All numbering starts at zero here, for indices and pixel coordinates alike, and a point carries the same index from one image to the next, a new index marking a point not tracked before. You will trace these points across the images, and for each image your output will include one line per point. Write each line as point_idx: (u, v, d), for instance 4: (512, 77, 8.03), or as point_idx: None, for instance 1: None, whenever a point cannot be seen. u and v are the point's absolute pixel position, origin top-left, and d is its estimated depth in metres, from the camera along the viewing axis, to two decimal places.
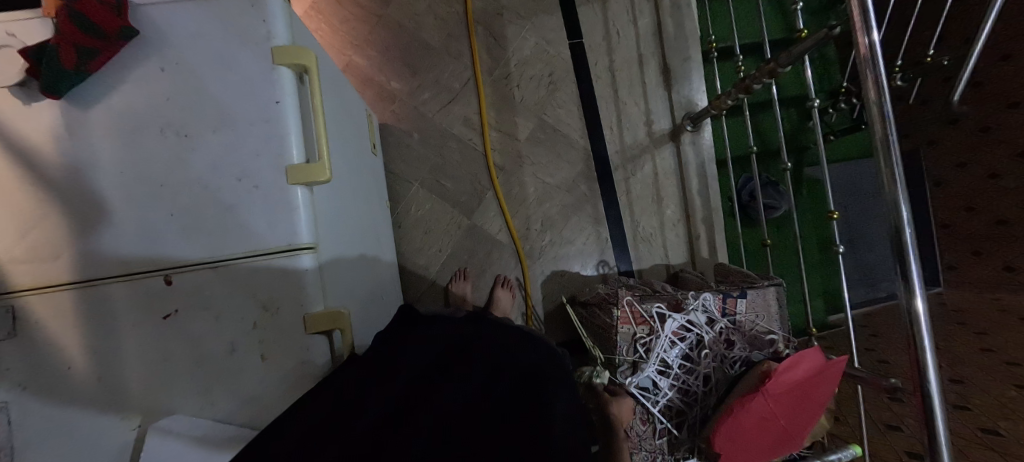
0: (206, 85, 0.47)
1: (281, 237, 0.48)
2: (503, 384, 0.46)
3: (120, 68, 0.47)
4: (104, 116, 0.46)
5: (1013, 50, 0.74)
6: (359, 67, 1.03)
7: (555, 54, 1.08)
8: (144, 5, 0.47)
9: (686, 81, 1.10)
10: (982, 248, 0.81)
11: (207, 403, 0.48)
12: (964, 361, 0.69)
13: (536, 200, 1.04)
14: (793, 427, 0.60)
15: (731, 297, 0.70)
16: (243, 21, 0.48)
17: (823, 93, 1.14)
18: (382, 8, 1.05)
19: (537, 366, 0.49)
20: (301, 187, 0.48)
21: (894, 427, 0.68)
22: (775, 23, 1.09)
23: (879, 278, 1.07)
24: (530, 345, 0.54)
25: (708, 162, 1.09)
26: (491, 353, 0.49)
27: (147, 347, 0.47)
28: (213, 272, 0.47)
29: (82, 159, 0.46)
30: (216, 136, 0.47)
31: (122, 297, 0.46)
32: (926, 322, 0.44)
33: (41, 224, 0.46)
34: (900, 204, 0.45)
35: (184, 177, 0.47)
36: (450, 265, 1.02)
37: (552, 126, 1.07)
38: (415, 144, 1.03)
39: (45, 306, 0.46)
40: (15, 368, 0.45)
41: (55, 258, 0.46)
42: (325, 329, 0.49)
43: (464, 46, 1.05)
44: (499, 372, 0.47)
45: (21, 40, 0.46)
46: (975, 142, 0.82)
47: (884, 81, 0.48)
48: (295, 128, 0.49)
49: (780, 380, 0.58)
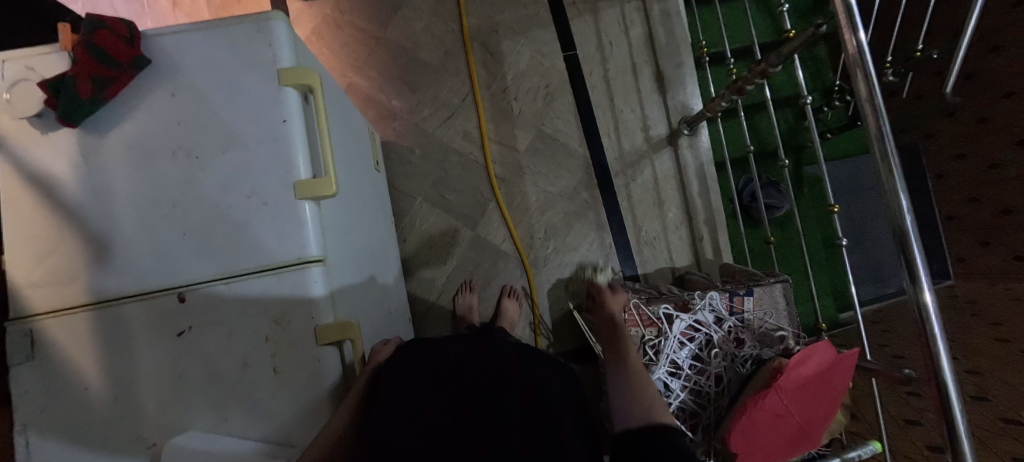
0: (216, 108, 0.49)
1: (291, 251, 0.49)
2: (516, 415, 0.43)
3: (133, 95, 0.49)
4: (118, 142, 0.48)
5: (1001, 41, 0.75)
6: (360, 88, 1.06)
7: (549, 66, 1.10)
8: (158, 35, 0.49)
9: (681, 86, 1.12)
10: (990, 238, 0.80)
11: (220, 419, 0.48)
12: (981, 352, 0.68)
13: (538, 209, 1.05)
14: (811, 425, 0.59)
15: (737, 296, 0.71)
16: (250, 47, 0.50)
17: (817, 92, 1.16)
18: (381, 30, 1.08)
19: (555, 384, 0.48)
20: (308, 202, 0.50)
21: (913, 422, 0.67)
22: (764, 26, 1.12)
23: (888, 273, 1.06)
24: (548, 361, 0.53)
25: (707, 164, 1.10)
26: (507, 372, 0.46)
27: (161, 364, 0.47)
28: (227, 289, 0.48)
29: (97, 184, 0.47)
30: (225, 156, 0.49)
31: (136, 315, 0.47)
32: (936, 313, 0.43)
33: (59, 248, 0.47)
34: (899, 194, 0.45)
35: (195, 196, 0.48)
36: (456, 277, 1.02)
37: (550, 135, 1.08)
38: (417, 160, 1.05)
39: (60, 328, 0.47)
40: (32, 391, 0.46)
41: (72, 281, 0.47)
42: (336, 340, 0.49)
43: (461, 62, 1.08)
44: (509, 397, 0.44)
45: (40, 73, 0.48)
46: (972, 133, 0.82)
47: (873, 77, 0.49)
48: (301, 145, 0.50)
49: (791, 376, 0.58)
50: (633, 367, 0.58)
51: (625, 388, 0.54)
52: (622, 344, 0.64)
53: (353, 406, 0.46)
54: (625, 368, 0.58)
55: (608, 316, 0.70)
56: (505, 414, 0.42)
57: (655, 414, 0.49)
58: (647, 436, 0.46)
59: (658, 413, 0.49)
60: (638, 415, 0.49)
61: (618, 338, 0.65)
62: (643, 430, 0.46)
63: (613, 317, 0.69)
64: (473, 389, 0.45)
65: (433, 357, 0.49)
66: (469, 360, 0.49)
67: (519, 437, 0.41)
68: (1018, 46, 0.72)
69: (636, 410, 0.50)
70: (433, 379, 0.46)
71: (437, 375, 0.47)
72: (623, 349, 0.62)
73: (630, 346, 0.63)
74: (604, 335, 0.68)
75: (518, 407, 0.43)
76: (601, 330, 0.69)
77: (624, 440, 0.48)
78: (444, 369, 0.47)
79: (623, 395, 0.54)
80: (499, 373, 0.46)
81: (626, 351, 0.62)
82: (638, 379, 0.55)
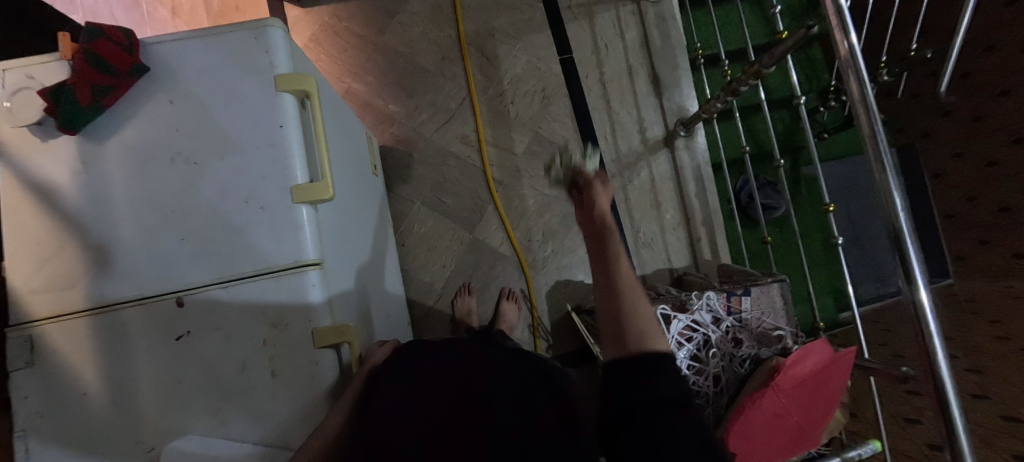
0: (213, 114, 0.50)
1: (288, 255, 0.49)
2: (513, 415, 0.42)
3: (132, 103, 0.49)
4: (117, 149, 0.48)
5: (995, 41, 0.75)
6: (358, 93, 1.07)
7: (546, 70, 1.11)
8: (156, 43, 0.50)
9: (677, 88, 1.13)
10: (988, 237, 0.80)
11: (220, 422, 0.48)
12: (981, 350, 0.68)
13: (536, 212, 1.06)
14: (809, 424, 0.60)
15: (735, 295, 0.70)
16: (247, 54, 0.50)
17: (812, 93, 1.17)
18: (378, 36, 1.09)
19: (550, 387, 0.48)
20: (305, 206, 0.50)
21: (913, 421, 0.66)
22: (758, 28, 1.12)
23: (887, 272, 1.06)
24: (544, 367, 0.53)
25: (704, 165, 1.10)
26: (504, 375, 0.46)
27: (160, 369, 0.47)
28: (225, 293, 0.49)
29: (97, 190, 0.48)
30: (223, 161, 0.49)
31: (135, 320, 0.47)
32: (932, 312, 0.43)
33: (58, 254, 0.47)
34: (892, 193, 0.46)
35: (193, 201, 0.49)
36: (455, 280, 1.03)
37: (547, 138, 1.09)
38: (415, 164, 1.06)
39: (60, 334, 0.47)
40: (32, 396, 0.46)
41: (71, 286, 0.47)
42: (333, 343, 0.49)
43: (458, 67, 1.09)
44: (502, 398, 0.43)
45: (41, 82, 0.49)
46: (969, 131, 0.83)
47: (866, 77, 0.49)
48: (298, 149, 0.51)
49: (789, 374, 0.59)
50: (625, 281, 0.42)
51: (615, 306, 0.41)
52: (612, 250, 0.44)
53: (351, 409, 0.46)
54: (614, 284, 0.42)
55: (584, 204, 0.51)
56: (498, 413, 0.41)
57: (652, 341, 0.38)
58: (642, 364, 0.36)
59: (657, 339, 0.38)
60: (629, 343, 0.38)
61: (608, 246, 0.45)
62: (639, 357, 0.36)
63: (590, 203, 0.50)
64: (467, 389, 0.44)
65: (431, 362, 0.50)
66: (467, 362, 0.49)
67: (512, 435, 0.40)
68: (1012, 44, 0.72)
69: (630, 338, 0.38)
70: (433, 381, 0.46)
71: (434, 377, 0.47)
72: (614, 259, 0.44)
73: (623, 252, 0.44)
74: (590, 241, 0.46)
75: (512, 406, 0.42)
76: (583, 226, 0.49)
77: (613, 370, 0.37)
78: (441, 371, 0.48)
79: (609, 321, 0.41)
80: (494, 375, 0.46)
81: (619, 262, 0.43)
82: (633, 297, 0.41)
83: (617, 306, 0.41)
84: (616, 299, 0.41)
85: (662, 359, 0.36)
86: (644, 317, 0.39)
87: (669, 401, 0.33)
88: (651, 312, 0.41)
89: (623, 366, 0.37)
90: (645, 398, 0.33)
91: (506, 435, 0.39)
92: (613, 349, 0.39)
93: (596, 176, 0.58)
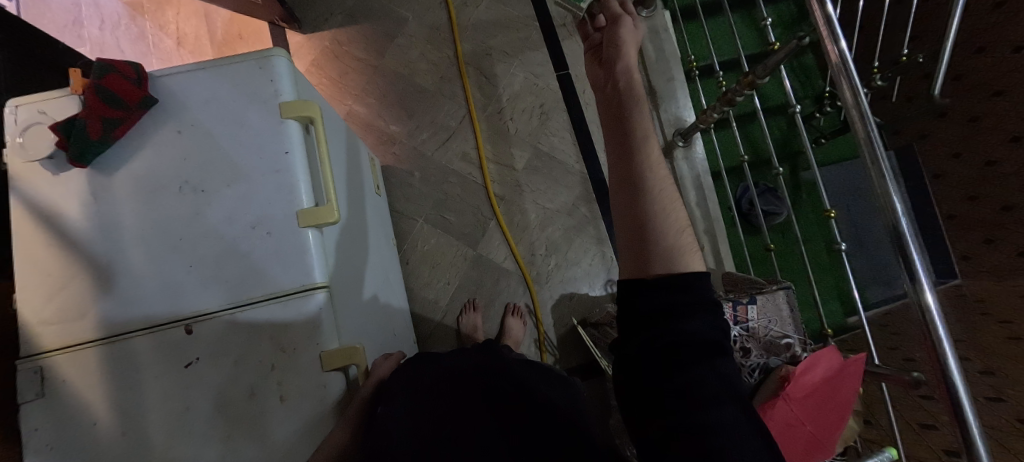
0: (220, 143, 0.51)
1: (296, 279, 0.50)
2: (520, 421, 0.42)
3: (140, 134, 0.50)
4: (126, 179, 0.49)
5: (986, 42, 0.76)
6: (359, 115, 1.09)
7: (543, 86, 1.13)
8: (164, 75, 0.52)
9: (673, 99, 1.15)
10: (993, 236, 0.79)
11: (227, 450, 0.48)
12: (995, 351, 0.66)
13: (538, 226, 1.06)
14: (822, 430, 0.59)
15: (741, 305, 0.72)
16: (253, 83, 0.52)
17: (807, 100, 1.18)
18: (378, 59, 1.12)
19: (561, 395, 0.48)
20: (312, 230, 0.51)
21: (928, 427, 0.65)
22: (750, 37, 1.15)
23: (894, 275, 1.05)
24: (555, 380, 0.53)
25: (703, 174, 1.11)
26: (513, 384, 0.47)
27: (168, 396, 0.47)
28: (231, 318, 0.49)
29: (106, 221, 0.49)
30: (229, 189, 0.50)
31: (144, 349, 0.48)
32: (938, 313, 0.41)
33: (69, 285, 0.48)
34: (891, 197, 0.45)
35: (200, 228, 0.50)
36: (459, 297, 1.02)
37: (547, 153, 1.10)
38: (417, 182, 1.07)
39: (69, 364, 0.47)
40: (42, 428, 0.46)
41: (80, 318, 0.48)
42: (342, 365, 0.49)
43: (457, 86, 1.12)
44: (511, 405, 0.44)
45: (51, 116, 0.50)
46: (966, 132, 0.83)
47: (858, 81, 0.50)
48: (303, 174, 0.52)
49: (800, 384, 0.60)
50: (652, 181, 0.40)
51: (635, 213, 0.40)
52: (637, 145, 0.42)
53: (358, 430, 0.45)
54: (637, 190, 0.40)
55: (606, 85, 0.50)
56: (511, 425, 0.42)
57: (676, 257, 0.38)
58: (667, 291, 0.36)
59: (680, 259, 0.37)
60: (649, 265, 0.38)
61: (630, 139, 0.43)
62: (661, 281, 0.36)
63: (613, 83, 0.49)
64: (475, 399, 0.45)
65: (435, 375, 0.49)
66: (474, 373, 0.49)
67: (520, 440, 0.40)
68: (1003, 46, 0.73)
69: (652, 260, 0.38)
70: (438, 394, 0.46)
71: (439, 391, 0.47)
72: (637, 157, 0.41)
73: (650, 148, 0.42)
74: (613, 137, 0.45)
75: (523, 409, 0.43)
76: (605, 117, 0.48)
77: (633, 294, 0.38)
78: (448, 384, 0.48)
79: (632, 233, 0.40)
80: (502, 383, 0.47)
81: (643, 158, 0.41)
82: (658, 199, 0.40)
83: (638, 214, 0.39)
84: (636, 200, 0.40)
85: (693, 291, 0.36)
86: (671, 238, 0.38)
87: (703, 346, 0.33)
88: (675, 225, 0.39)
89: (648, 292, 0.37)
90: (678, 341, 0.33)
91: (512, 439, 0.40)
92: (635, 268, 0.39)
93: (625, 25, 0.53)
